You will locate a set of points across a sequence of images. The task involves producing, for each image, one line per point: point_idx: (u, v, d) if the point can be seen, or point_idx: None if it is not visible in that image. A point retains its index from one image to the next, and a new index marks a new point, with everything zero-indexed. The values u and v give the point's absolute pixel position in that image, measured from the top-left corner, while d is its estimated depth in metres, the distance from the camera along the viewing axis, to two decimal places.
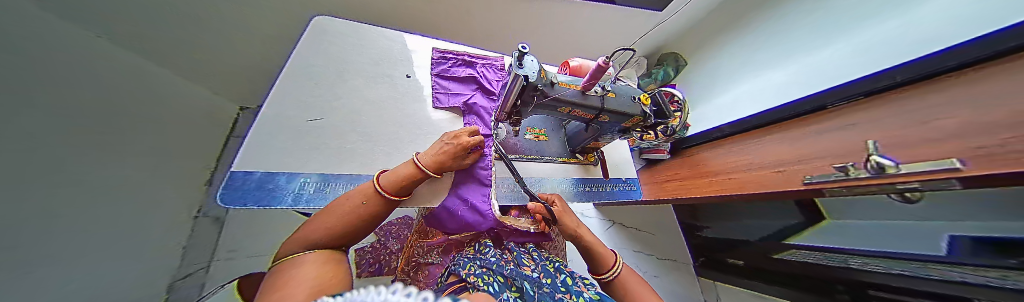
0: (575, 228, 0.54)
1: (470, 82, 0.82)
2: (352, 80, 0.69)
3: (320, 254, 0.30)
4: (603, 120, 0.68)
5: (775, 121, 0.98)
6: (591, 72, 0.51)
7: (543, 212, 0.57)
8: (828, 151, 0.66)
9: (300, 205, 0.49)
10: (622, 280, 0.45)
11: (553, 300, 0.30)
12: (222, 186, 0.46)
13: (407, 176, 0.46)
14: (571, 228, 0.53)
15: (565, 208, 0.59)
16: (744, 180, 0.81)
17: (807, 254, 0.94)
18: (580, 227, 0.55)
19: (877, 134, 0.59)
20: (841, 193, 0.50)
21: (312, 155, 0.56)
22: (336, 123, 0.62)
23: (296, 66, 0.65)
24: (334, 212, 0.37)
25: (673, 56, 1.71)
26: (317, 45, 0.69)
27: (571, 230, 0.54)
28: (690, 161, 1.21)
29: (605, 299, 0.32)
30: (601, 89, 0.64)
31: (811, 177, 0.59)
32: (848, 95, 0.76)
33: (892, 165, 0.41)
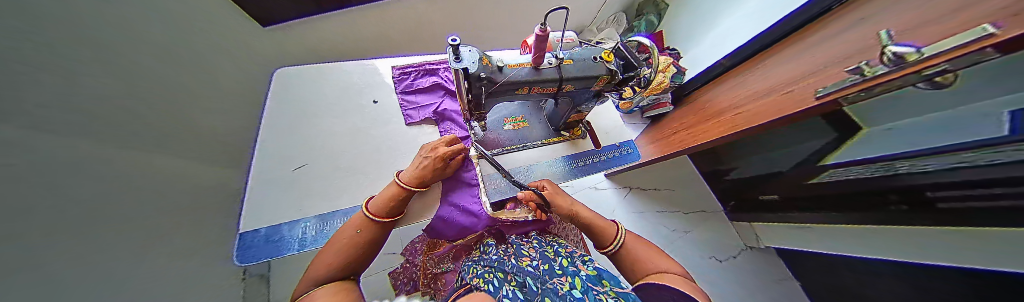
0: (570, 207, 0.52)
1: (436, 90, 0.81)
2: (324, 121, 0.71)
3: (328, 289, 0.32)
4: (568, 90, 0.65)
5: (786, 35, 0.89)
6: (534, 45, 0.50)
7: (534, 198, 0.57)
8: (842, 54, 0.59)
9: (306, 247, 0.54)
10: (628, 249, 0.45)
11: (553, 290, 0.30)
12: (236, 246, 0.51)
13: (393, 197, 0.47)
14: (566, 208, 0.53)
15: (556, 189, 0.58)
16: (752, 112, 0.75)
17: (850, 171, 0.86)
18: (575, 204, 0.54)
19: (894, 20, 0.51)
20: (862, 97, 0.46)
21: (305, 200, 0.61)
22: (317, 166, 0.65)
23: (269, 121, 0.68)
24: (331, 248, 0.39)
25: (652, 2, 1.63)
26: (283, 96, 0.71)
27: (567, 211, 0.52)
28: (694, 107, 1.14)
29: (602, 273, 0.35)
30: (556, 59, 0.60)
31: (822, 90, 0.54)
32: None
33: (913, 52, 0.37)
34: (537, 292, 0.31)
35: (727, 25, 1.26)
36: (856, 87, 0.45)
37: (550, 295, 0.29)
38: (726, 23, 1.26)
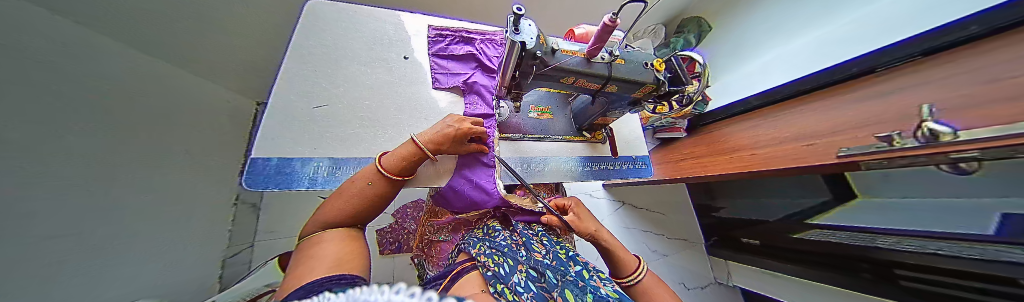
0: (594, 232, 0.51)
1: (469, 60, 0.79)
2: (350, 66, 0.68)
3: (338, 232, 0.33)
4: (609, 91, 0.64)
5: (813, 88, 0.89)
6: (596, 35, 0.47)
7: (556, 223, 0.55)
8: (883, 120, 0.58)
9: (316, 187, 0.53)
10: (646, 286, 0.44)
11: (575, 288, 0.31)
12: (245, 171, 0.50)
13: (407, 156, 0.47)
14: (589, 233, 0.50)
15: (582, 211, 0.56)
16: (770, 155, 0.76)
17: (833, 234, 0.91)
18: (599, 230, 0.52)
19: (935, 99, 0.51)
20: (881, 164, 0.46)
21: (322, 141, 0.58)
22: (338, 109, 0.62)
23: (297, 54, 0.64)
24: (344, 195, 0.40)
25: (696, 21, 1.50)
26: (313, 32, 0.68)
27: (590, 235, 0.51)
28: (709, 139, 1.15)
29: (625, 297, 0.31)
30: (610, 55, 0.58)
31: (846, 150, 0.55)
32: (901, 55, 0.67)
33: (949, 132, 0.37)
34: (556, 285, 0.32)
35: (773, 58, 1.17)
36: (878, 155, 0.46)
37: (570, 287, 0.31)
38: (773, 56, 1.17)
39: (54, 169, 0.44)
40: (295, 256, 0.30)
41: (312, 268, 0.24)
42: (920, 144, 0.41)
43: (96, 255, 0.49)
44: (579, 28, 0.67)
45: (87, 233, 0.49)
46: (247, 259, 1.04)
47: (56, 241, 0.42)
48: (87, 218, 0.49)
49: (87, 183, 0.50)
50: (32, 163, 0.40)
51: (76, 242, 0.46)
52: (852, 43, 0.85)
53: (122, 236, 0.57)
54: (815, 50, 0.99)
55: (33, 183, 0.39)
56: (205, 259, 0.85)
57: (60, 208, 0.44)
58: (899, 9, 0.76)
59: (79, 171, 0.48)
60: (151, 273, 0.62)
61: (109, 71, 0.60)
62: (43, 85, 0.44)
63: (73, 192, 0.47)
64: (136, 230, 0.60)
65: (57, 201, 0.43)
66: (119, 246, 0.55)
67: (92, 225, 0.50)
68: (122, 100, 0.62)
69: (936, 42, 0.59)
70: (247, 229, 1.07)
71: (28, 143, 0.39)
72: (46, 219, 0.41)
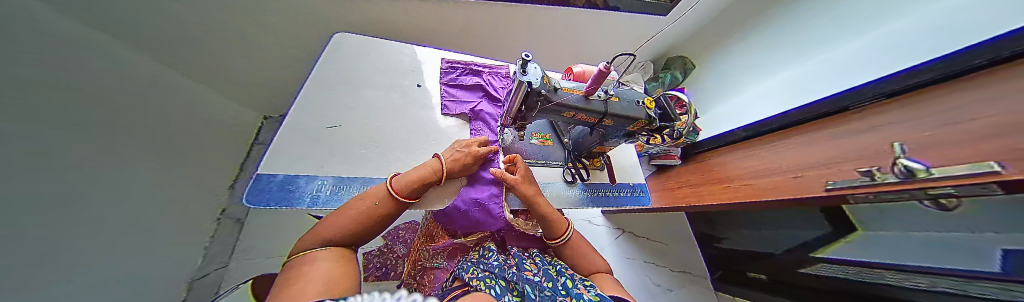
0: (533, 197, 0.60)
1: (477, 90, 0.85)
2: (365, 91, 0.72)
3: (332, 251, 0.32)
4: (607, 124, 0.68)
5: (795, 123, 0.94)
6: (593, 78, 0.52)
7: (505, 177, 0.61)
8: (858, 154, 0.63)
9: (317, 206, 0.50)
10: (570, 245, 0.57)
11: None
12: (248, 187, 0.47)
13: (420, 179, 0.48)
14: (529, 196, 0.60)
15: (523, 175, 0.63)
16: (763, 185, 0.78)
17: (839, 269, 0.88)
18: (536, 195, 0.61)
19: (901, 137, 0.57)
20: (864, 199, 0.48)
21: (330, 160, 0.58)
22: (350, 129, 0.64)
23: (319, 77, 0.69)
24: (346, 212, 0.39)
25: (680, 59, 1.67)
26: (337, 59, 0.74)
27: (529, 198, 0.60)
28: (703, 167, 1.19)
29: (605, 299, 0.30)
30: (605, 94, 0.64)
31: (833, 183, 0.57)
32: (868, 95, 0.73)
33: (921, 169, 0.40)
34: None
35: (753, 92, 1.26)
36: (863, 189, 0.48)
37: None
38: (755, 92, 1.25)
39: (57, 173, 0.43)
40: (280, 275, 0.28)
41: (301, 286, 0.24)
42: (900, 179, 0.44)
43: (70, 269, 0.46)
44: (577, 66, 0.74)
45: (68, 245, 0.46)
46: (216, 283, 0.95)
47: (43, 253, 0.41)
48: (73, 228, 0.47)
49: (81, 190, 0.49)
50: (46, 171, 0.41)
51: (57, 253, 0.44)
52: (826, 83, 0.93)
53: (99, 251, 0.53)
54: (792, 88, 1.07)
55: (38, 188, 0.39)
56: (172, 280, 0.78)
57: (56, 218, 0.43)
58: (861, 56, 0.85)
59: (82, 180, 0.49)
60: (116, 295, 0.57)
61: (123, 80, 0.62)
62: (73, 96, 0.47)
63: (70, 202, 0.46)
64: (108, 244, 0.56)
65: (54, 209, 0.43)
66: (96, 260, 0.52)
67: (76, 236, 0.48)
68: (136, 107, 0.64)
69: (907, 82, 0.64)
70: (224, 250, 1.00)
71: (46, 150, 0.40)
72: (41, 231, 0.40)
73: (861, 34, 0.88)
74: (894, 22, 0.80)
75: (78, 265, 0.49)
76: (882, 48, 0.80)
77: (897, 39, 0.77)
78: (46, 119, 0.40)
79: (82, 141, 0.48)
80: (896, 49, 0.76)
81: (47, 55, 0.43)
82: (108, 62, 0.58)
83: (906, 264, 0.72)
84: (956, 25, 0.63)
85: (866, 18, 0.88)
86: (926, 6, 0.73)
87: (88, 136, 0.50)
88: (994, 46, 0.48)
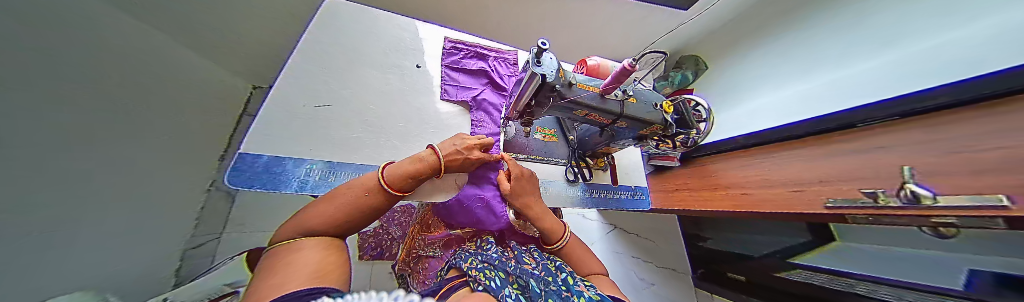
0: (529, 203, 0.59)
1: (481, 76, 0.81)
2: (359, 69, 0.67)
3: (318, 241, 0.31)
4: (620, 125, 0.66)
5: (793, 136, 0.92)
6: (613, 75, 0.49)
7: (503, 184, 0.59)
8: (862, 177, 0.62)
9: (304, 192, 0.49)
10: (568, 251, 0.57)
11: (558, 297, 0.29)
12: (231, 167, 0.44)
13: (413, 174, 0.46)
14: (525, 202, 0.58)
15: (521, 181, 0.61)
16: (761, 197, 0.79)
17: (815, 277, 0.93)
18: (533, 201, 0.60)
19: (908, 162, 0.56)
20: (866, 220, 0.49)
21: (322, 142, 0.55)
22: (342, 111, 0.60)
23: (308, 50, 0.63)
24: (333, 202, 0.37)
25: (694, 59, 1.59)
26: (328, 30, 0.67)
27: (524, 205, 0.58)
28: (703, 171, 1.19)
29: (606, 299, 0.30)
30: (624, 93, 0.60)
31: (833, 200, 0.57)
32: (876, 116, 0.70)
33: (930, 196, 0.39)
34: (540, 295, 0.30)
35: (758, 102, 1.21)
36: (861, 211, 0.49)
37: (552, 296, 0.29)
38: (759, 102, 1.20)
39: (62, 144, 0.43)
40: (264, 263, 0.27)
41: (289, 275, 0.22)
42: (904, 204, 0.43)
43: (74, 235, 0.47)
44: (591, 59, 0.69)
45: (76, 214, 0.47)
46: (210, 250, 0.97)
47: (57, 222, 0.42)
48: (82, 197, 0.48)
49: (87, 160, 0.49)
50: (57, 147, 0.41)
51: (64, 221, 0.44)
52: (830, 98, 0.90)
53: (99, 218, 0.54)
54: (795, 100, 1.03)
55: (46, 158, 0.39)
56: (173, 247, 0.79)
57: (65, 190, 0.44)
58: (872, 73, 0.80)
59: (89, 154, 0.49)
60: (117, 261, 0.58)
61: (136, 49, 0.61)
62: (80, 65, 0.46)
63: (77, 174, 0.47)
64: (112, 212, 0.57)
65: (63, 179, 0.43)
66: (95, 226, 0.52)
67: (85, 205, 0.49)
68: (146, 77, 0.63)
69: (916, 106, 0.60)
70: (217, 221, 1.00)
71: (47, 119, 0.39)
72: (59, 204, 0.41)
73: (874, 49, 0.82)
74: (907, 41, 0.74)
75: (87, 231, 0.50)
76: (893, 66, 0.75)
77: (909, 59, 0.72)
78: (43, 84, 0.38)
79: (88, 114, 0.48)
80: (903, 72, 0.72)
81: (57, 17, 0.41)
82: (122, 30, 0.56)
83: (879, 277, 0.77)
84: (963, 48, 0.59)
85: (886, 31, 0.80)
86: (942, 27, 0.66)
87: (94, 108, 0.49)
88: (1009, 80, 0.45)
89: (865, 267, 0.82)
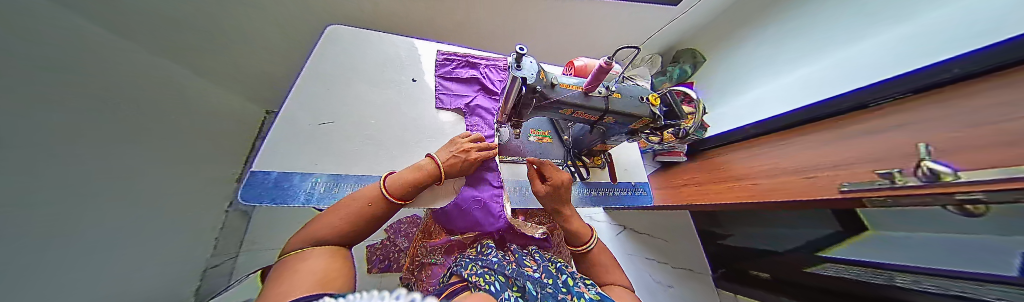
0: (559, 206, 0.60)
1: (473, 83, 0.84)
2: (358, 87, 0.70)
3: (325, 249, 0.32)
4: (608, 122, 0.66)
5: (805, 121, 0.90)
6: (593, 74, 0.50)
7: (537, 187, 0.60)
8: (872, 157, 0.60)
9: (311, 203, 0.51)
10: (594, 255, 0.56)
11: (554, 300, 0.29)
12: (244, 184, 0.48)
13: (414, 182, 0.48)
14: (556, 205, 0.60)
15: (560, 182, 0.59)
16: (773, 186, 0.76)
17: (847, 270, 0.85)
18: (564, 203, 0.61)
19: (923, 138, 0.53)
20: (884, 204, 0.47)
21: (324, 157, 0.57)
22: (342, 126, 0.63)
23: (311, 73, 0.67)
24: (339, 212, 0.39)
25: (691, 52, 1.59)
26: (329, 53, 0.72)
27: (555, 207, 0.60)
28: (711, 164, 1.16)
29: (607, 299, 0.30)
30: (606, 90, 0.61)
31: (846, 185, 0.55)
32: (887, 94, 0.68)
33: (948, 172, 0.37)
34: (539, 297, 0.30)
35: (762, 89, 1.19)
36: (878, 193, 0.46)
37: (550, 298, 0.29)
38: (764, 88, 1.18)
39: (44, 172, 0.44)
40: (272, 273, 0.28)
41: (294, 283, 0.23)
42: (920, 183, 0.41)
43: (64, 261, 0.48)
44: (579, 60, 0.70)
45: (62, 239, 0.47)
46: (227, 270, 1.00)
47: (43, 249, 0.43)
48: (71, 223, 0.49)
49: (73, 186, 0.50)
50: (39, 175, 0.43)
51: (54, 247, 0.45)
52: (836, 79, 0.88)
53: (99, 243, 0.55)
54: (800, 85, 1.02)
55: (21, 186, 0.39)
56: (184, 268, 0.82)
57: (47, 216, 0.44)
58: (874, 51, 0.78)
59: (80, 181, 0.51)
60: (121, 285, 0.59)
61: (126, 76, 0.63)
62: (64, 94, 0.48)
63: (65, 199, 0.48)
64: (111, 237, 0.58)
65: (45, 205, 0.44)
66: (93, 252, 0.54)
67: (82, 230, 0.51)
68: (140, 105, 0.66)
69: (933, 80, 0.57)
70: (233, 240, 1.05)
71: (24, 146, 0.40)
72: (38, 227, 0.42)
73: (872, 26, 0.81)
74: (905, 16, 0.72)
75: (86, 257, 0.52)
76: (894, 42, 0.73)
77: (907, 34, 0.71)
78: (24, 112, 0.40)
79: (75, 143, 0.50)
80: (905, 45, 0.70)
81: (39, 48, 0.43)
82: (115, 62, 0.60)
83: (917, 267, 0.69)
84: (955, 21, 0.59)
85: (884, 6, 0.79)
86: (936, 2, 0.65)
87: (79, 136, 0.51)
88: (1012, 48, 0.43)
89: (899, 257, 0.75)
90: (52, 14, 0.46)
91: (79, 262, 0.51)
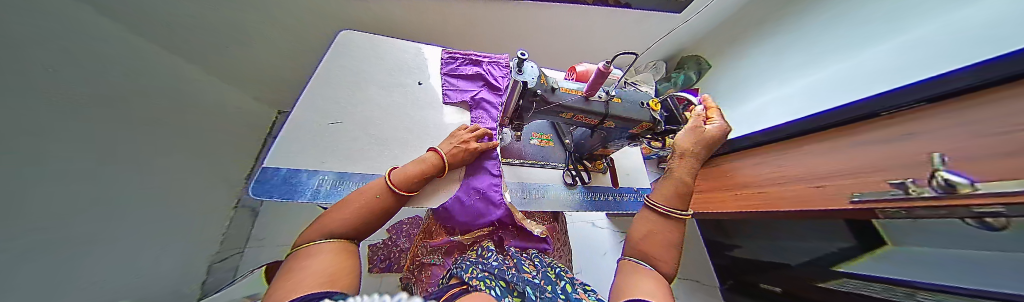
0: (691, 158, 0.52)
1: (477, 79, 0.87)
2: (366, 89, 0.72)
3: (334, 244, 0.33)
4: (608, 126, 0.67)
5: (812, 130, 0.87)
6: (592, 79, 0.51)
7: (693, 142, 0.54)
8: (884, 164, 0.58)
9: (319, 199, 0.53)
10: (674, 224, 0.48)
11: None
12: (255, 179, 0.50)
13: (418, 174, 0.50)
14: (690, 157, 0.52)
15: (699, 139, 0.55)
16: (780, 194, 0.74)
17: (863, 286, 0.80)
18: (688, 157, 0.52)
19: (937, 143, 0.51)
20: (898, 215, 0.45)
21: (331, 155, 0.59)
22: (350, 126, 0.64)
23: (323, 75, 0.70)
24: (350, 205, 0.39)
25: (695, 59, 1.55)
26: (340, 57, 0.75)
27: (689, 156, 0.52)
28: (718, 171, 1.14)
29: None
30: (606, 94, 0.62)
31: (859, 194, 0.54)
32: (901, 102, 0.64)
33: (965, 183, 0.34)
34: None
35: (769, 96, 1.17)
36: (897, 204, 0.45)
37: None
38: (771, 95, 1.16)
39: (83, 160, 0.47)
40: (283, 267, 0.29)
41: (303, 279, 0.24)
42: (936, 194, 0.39)
43: (96, 244, 0.50)
44: (580, 65, 0.73)
45: (92, 225, 0.49)
46: (234, 265, 1.02)
47: (77, 234, 0.46)
48: (103, 209, 0.52)
49: (107, 175, 0.53)
50: (84, 166, 0.47)
51: (85, 231, 0.48)
52: (848, 87, 0.86)
53: (125, 230, 0.58)
54: (809, 95, 0.98)
55: (61, 171, 0.42)
56: (194, 261, 0.84)
57: (84, 202, 0.47)
58: (880, 61, 0.80)
59: (113, 169, 0.55)
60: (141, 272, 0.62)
61: (159, 75, 0.68)
62: (110, 90, 0.52)
63: (101, 187, 0.51)
64: (134, 226, 0.61)
65: (83, 191, 0.47)
66: (118, 239, 0.56)
67: (108, 217, 0.53)
68: (170, 106, 0.71)
69: (944, 89, 0.55)
70: (241, 236, 1.07)
71: (69, 134, 0.43)
72: (73, 211, 0.45)
73: (876, 37, 0.84)
74: (912, 27, 0.75)
75: (114, 243, 0.54)
76: (900, 52, 0.76)
77: (915, 43, 0.73)
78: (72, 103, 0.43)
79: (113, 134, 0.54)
80: (912, 55, 0.72)
81: (85, 46, 0.48)
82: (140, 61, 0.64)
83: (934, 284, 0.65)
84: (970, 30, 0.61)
85: (886, 20, 0.82)
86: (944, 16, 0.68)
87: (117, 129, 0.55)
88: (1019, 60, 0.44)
89: (915, 273, 0.71)
90: (96, 24, 0.51)
91: (110, 249, 0.54)
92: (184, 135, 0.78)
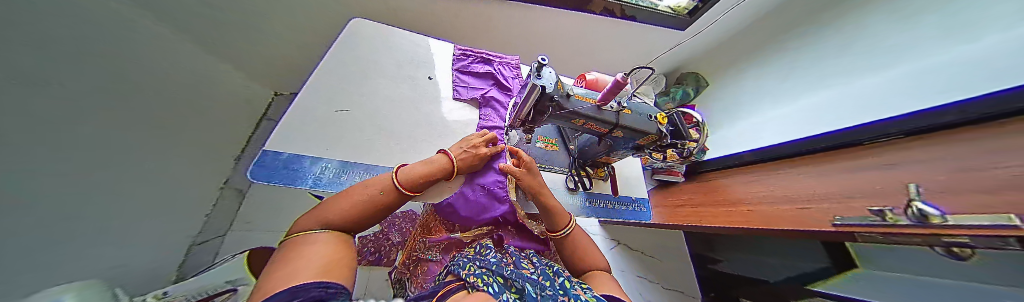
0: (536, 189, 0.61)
1: (487, 78, 0.87)
2: (376, 79, 0.72)
3: (329, 235, 0.32)
4: (615, 135, 0.68)
5: (799, 153, 0.94)
6: (608, 88, 0.51)
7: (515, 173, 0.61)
8: (870, 190, 0.61)
9: (317, 187, 0.51)
10: (574, 236, 0.59)
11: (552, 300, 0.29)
12: (255, 162, 0.48)
13: (425, 174, 0.49)
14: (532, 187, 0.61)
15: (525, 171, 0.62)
16: (769, 212, 0.77)
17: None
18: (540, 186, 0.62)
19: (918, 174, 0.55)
20: (875, 239, 0.47)
21: (336, 142, 0.58)
22: (357, 115, 0.64)
23: (333, 62, 0.69)
24: (348, 197, 0.39)
25: (694, 76, 1.65)
26: (351, 45, 0.74)
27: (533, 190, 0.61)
28: (710, 185, 1.17)
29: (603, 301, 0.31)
30: (618, 105, 0.63)
31: (841, 218, 0.56)
32: (886, 132, 0.70)
33: (937, 215, 0.38)
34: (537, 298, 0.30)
35: (761, 116, 1.24)
36: (876, 228, 0.47)
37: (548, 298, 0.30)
38: (763, 117, 1.23)
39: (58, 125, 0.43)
40: (278, 254, 0.29)
41: (299, 266, 0.24)
42: (914, 223, 0.42)
43: (71, 218, 0.47)
44: (590, 74, 0.74)
45: (71, 197, 0.47)
46: (215, 248, 0.97)
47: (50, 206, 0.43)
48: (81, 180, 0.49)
49: (84, 144, 0.49)
50: (58, 134, 0.44)
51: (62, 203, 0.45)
52: (828, 116, 0.94)
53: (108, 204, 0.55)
54: (796, 121, 1.06)
55: (34, 138, 0.39)
56: (174, 241, 0.80)
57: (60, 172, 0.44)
58: (864, 93, 0.86)
59: (93, 138, 0.51)
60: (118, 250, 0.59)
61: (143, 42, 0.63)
62: (79, 50, 0.47)
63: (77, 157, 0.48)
64: (117, 200, 0.58)
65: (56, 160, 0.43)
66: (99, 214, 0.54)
67: (88, 188, 0.50)
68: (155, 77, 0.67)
69: (923, 124, 0.62)
70: (225, 219, 1.03)
71: (43, 98, 0.40)
72: (49, 181, 0.42)
73: (868, 68, 0.88)
74: (898, 63, 0.80)
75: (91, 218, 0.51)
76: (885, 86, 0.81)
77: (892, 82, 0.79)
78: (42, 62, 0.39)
79: (87, 100, 0.50)
80: (890, 92, 0.78)
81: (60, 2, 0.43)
82: (127, 25, 0.60)
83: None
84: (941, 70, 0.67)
85: (880, 53, 0.86)
86: (927, 54, 0.73)
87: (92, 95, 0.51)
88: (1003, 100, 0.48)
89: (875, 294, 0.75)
90: None
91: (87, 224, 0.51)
92: (170, 109, 0.73)
